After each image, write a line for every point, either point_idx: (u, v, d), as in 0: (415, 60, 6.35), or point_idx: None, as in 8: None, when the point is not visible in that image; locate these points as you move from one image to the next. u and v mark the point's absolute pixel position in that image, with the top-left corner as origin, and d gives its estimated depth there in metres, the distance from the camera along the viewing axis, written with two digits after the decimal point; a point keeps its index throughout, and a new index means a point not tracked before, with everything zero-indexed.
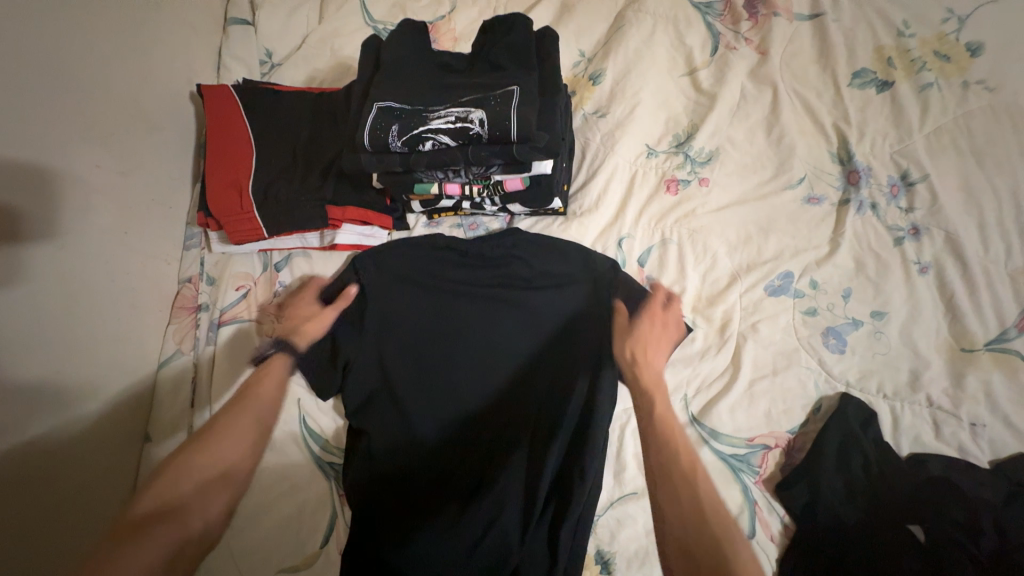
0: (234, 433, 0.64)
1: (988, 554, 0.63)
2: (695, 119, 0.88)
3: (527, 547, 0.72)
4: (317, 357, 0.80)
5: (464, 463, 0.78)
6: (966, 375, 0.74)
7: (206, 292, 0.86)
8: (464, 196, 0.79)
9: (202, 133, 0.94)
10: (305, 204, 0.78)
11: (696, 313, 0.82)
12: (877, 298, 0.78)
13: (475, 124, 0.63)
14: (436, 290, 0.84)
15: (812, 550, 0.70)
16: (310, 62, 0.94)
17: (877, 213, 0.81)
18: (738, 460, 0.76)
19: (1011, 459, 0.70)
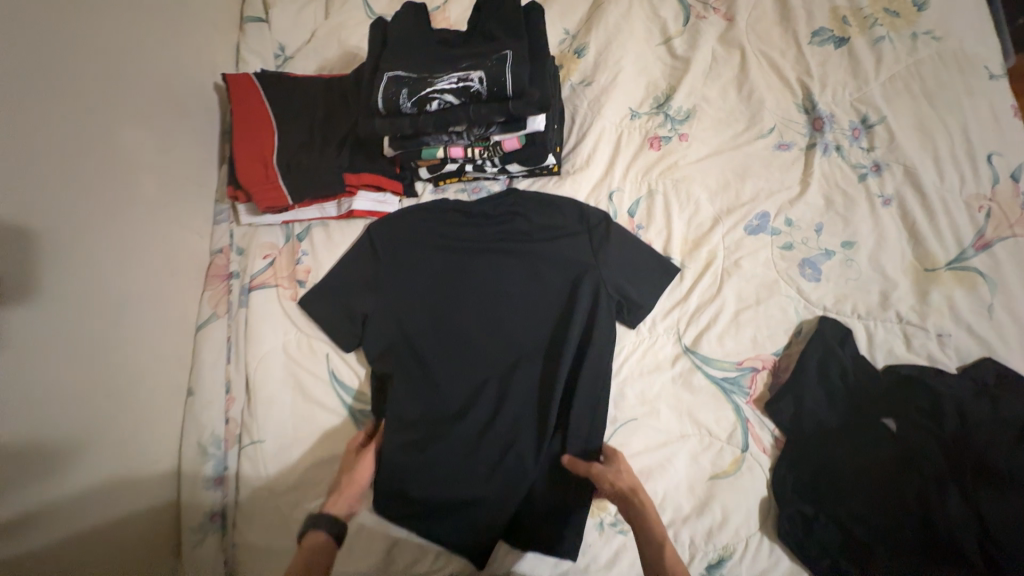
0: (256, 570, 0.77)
1: (950, 432, 0.69)
2: (672, 82, 0.97)
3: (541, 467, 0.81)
4: (341, 313, 0.90)
5: (479, 400, 0.85)
6: (930, 292, 0.82)
7: (236, 261, 0.95)
8: (466, 159, 0.87)
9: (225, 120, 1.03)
10: (325, 173, 0.86)
11: (683, 255, 0.90)
12: (847, 229, 0.86)
13: (475, 83, 0.72)
14: (445, 248, 0.92)
15: (800, 454, 0.77)
16: (319, 53, 1.04)
17: (842, 154, 0.89)
18: (729, 382, 0.84)
19: (975, 363, 0.78)
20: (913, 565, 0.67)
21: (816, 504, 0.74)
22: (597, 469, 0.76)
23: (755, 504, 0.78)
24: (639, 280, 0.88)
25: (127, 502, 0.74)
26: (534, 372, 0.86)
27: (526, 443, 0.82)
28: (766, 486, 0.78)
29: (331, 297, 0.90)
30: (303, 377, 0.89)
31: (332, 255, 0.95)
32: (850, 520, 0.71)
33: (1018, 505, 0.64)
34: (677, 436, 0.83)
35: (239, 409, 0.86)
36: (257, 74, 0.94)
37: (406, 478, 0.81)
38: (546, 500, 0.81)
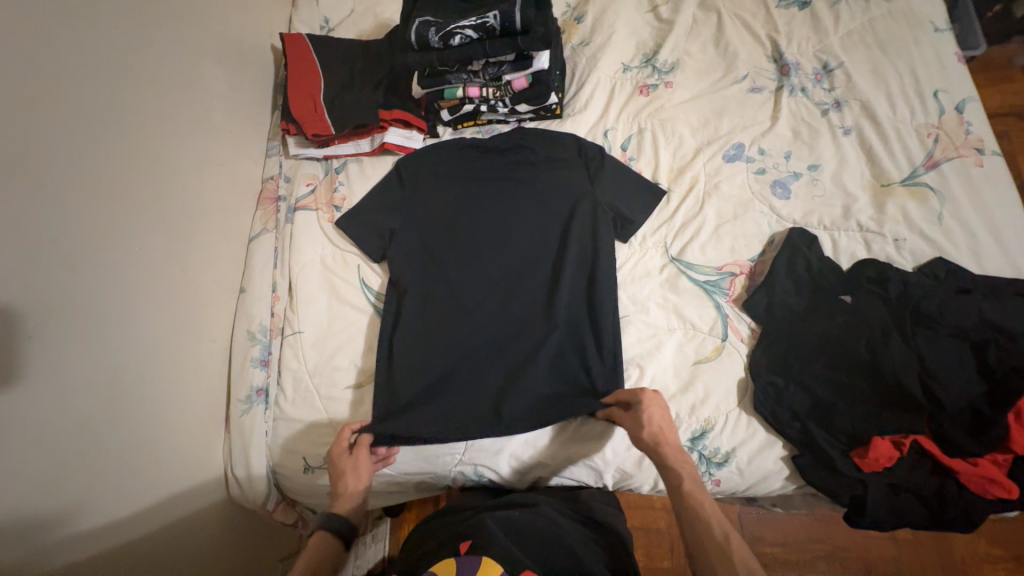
0: (288, 466, 0.92)
1: (897, 295, 0.80)
2: (659, 41, 1.13)
3: (545, 353, 0.92)
4: (369, 229, 1.03)
5: (490, 300, 0.97)
6: (886, 203, 0.93)
7: (284, 188, 1.11)
8: (482, 98, 1.03)
9: (278, 78, 1.21)
10: (363, 108, 1.03)
11: (669, 180, 1.03)
12: (812, 154, 0.99)
13: (491, 19, 0.88)
14: (462, 177, 1.06)
15: (771, 338, 0.87)
16: (359, 24, 1.22)
17: (806, 94, 1.03)
18: (711, 285, 0.95)
19: (928, 261, 0.88)
20: (870, 416, 0.78)
21: (787, 375, 0.84)
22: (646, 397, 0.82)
23: (734, 383, 0.87)
24: (630, 199, 1.00)
25: (188, 363, 0.88)
26: (538, 277, 0.98)
27: (532, 333, 0.94)
28: (744, 368, 0.88)
29: (363, 216, 1.04)
30: (338, 282, 1.02)
31: (365, 185, 1.10)
32: (815, 386, 0.81)
33: (947, 347, 0.75)
34: (665, 329, 0.94)
35: (283, 306, 1.01)
36: (308, 34, 1.12)
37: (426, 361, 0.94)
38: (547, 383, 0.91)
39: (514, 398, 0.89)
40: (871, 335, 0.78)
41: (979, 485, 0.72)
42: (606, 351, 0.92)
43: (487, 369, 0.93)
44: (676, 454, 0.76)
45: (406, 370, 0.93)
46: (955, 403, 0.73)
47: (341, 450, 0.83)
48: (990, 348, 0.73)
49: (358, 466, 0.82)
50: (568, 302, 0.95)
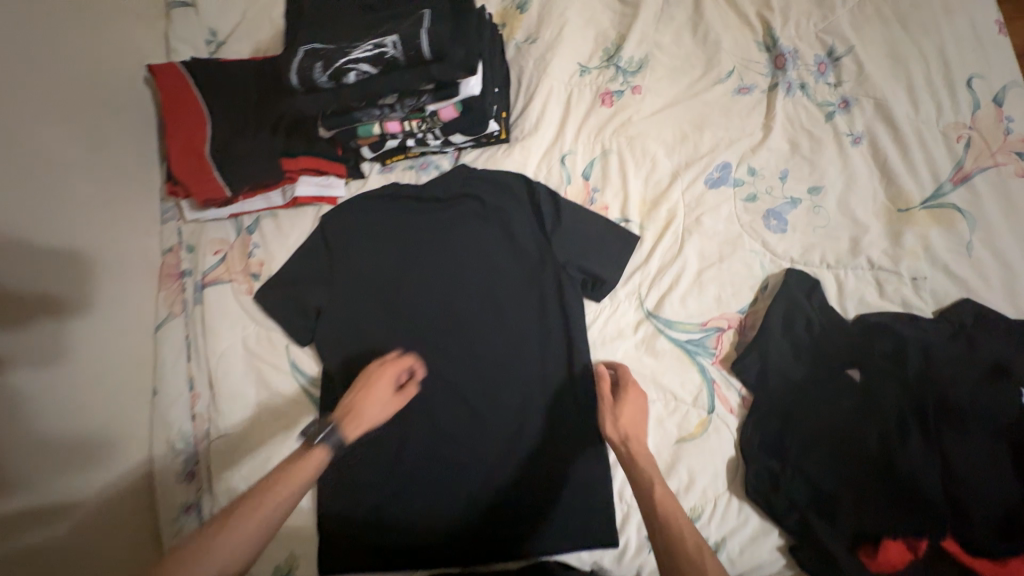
0: None
1: (915, 376, 0.66)
2: (622, 30, 0.91)
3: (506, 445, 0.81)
4: (292, 307, 0.88)
5: (437, 384, 0.84)
6: (904, 234, 0.76)
7: (187, 259, 0.93)
8: (406, 132, 0.84)
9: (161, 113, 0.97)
10: (257, 160, 0.83)
11: (641, 216, 0.86)
12: (813, 174, 0.81)
13: (390, 48, 0.67)
14: (395, 235, 0.89)
15: (764, 413, 0.74)
16: (253, 36, 0.99)
17: (807, 93, 0.83)
18: (694, 345, 0.81)
19: (953, 305, 0.73)
20: (883, 515, 0.65)
21: (783, 459, 0.71)
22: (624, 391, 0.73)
23: (723, 465, 0.75)
24: (596, 247, 0.83)
25: (96, 505, 0.75)
26: (496, 357, 0.84)
27: (492, 420, 0.82)
28: (734, 446, 0.76)
29: (286, 289, 0.89)
30: (266, 369, 0.88)
31: (284, 246, 0.93)
32: (818, 474, 0.69)
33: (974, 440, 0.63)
34: None
35: (204, 403, 0.87)
36: (184, 62, 0.89)
37: (372, 461, 0.83)
38: (513, 478, 0.80)
39: (477, 497, 0.80)
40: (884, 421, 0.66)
41: None
42: (578, 437, 0.81)
43: (442, 465, 0.82)
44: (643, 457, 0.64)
45: (352, 473, 0.82)
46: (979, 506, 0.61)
47: (387, 381, 0.69)
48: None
49: (389, 406, 0.68)
50: (530, 381, 0.83)
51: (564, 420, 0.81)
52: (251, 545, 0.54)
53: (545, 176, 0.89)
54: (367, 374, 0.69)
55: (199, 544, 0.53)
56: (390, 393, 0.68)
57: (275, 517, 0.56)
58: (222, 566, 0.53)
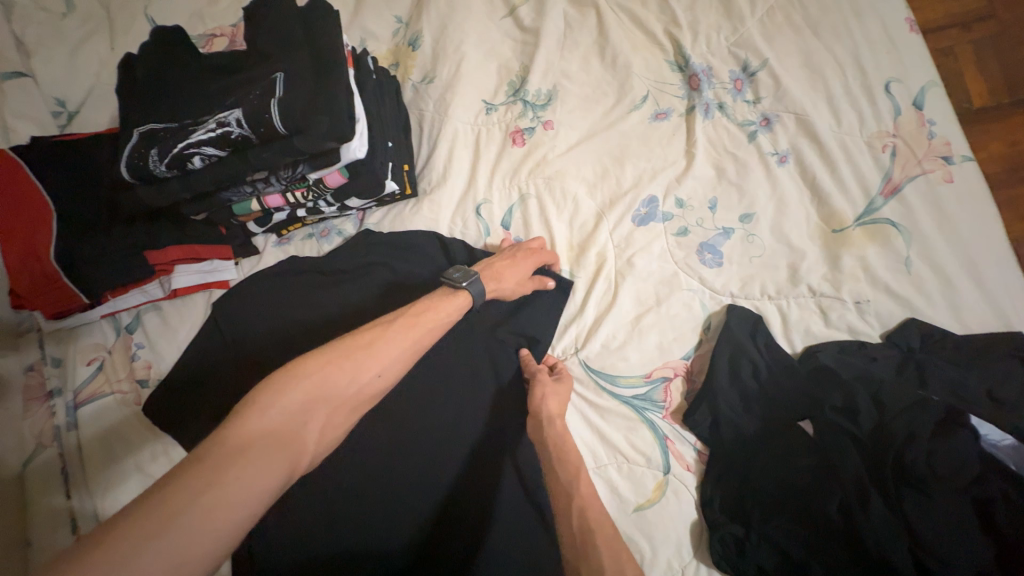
0: None
1: (869, 432, 0.61)
2: (526, 60, 0.83)
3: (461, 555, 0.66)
4: (186, 418, 0.74)
5: (369, 497, 0.68)
6: (841, 256, 0.72)
7: (55, 375, 0.79)
8: (292, 204, 0.73)
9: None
10: (115, 257, 0.71)
11: (570, 263, 0.78)
12: (743, 200, 0.75)
13: (235, 126, 0.57)
14: (301, 318, 0.76)
15: (723, 471, 0.68)
16: (110, 102, 0.86)
17: (726, 113, 0.77)
18: (641, 400, 0.74)
19: (899, 327, 0.69)
20: None
21: (746, 522, 0.65)
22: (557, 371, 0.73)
23: (686, 530, 0.69)
24: (524, 305, 0.77)
25: None
26: (429, 449, 0.71)
27: (437, 527, 0.68)
28: (696, 508, 0.70)
29: (175, 397, 0.75)
30: None
31: (173, 342, 0.80)
32: (781, 538, 0.62)
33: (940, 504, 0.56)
34: (594, 468, 0.73)
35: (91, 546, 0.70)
36: (17, 148, 0.75)
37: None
38: None
39: None
40: (844, 492, 0.59)
41: None
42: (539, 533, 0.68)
43: None
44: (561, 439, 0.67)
45: None
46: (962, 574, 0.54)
47: (529, 262, 0.73)
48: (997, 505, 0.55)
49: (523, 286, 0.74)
50: (472, 472, 0.71)
51: (524, 518, 0.68)
52: (398, 363, 0.56)
53: (462, 231, 0.80)
54: (519, 249, 0.75)
55: (359, 348, 0.54)
56: (530, 270, 0.74)
57: (429, 339, 0.59)
58: (377, 376, 0.54)
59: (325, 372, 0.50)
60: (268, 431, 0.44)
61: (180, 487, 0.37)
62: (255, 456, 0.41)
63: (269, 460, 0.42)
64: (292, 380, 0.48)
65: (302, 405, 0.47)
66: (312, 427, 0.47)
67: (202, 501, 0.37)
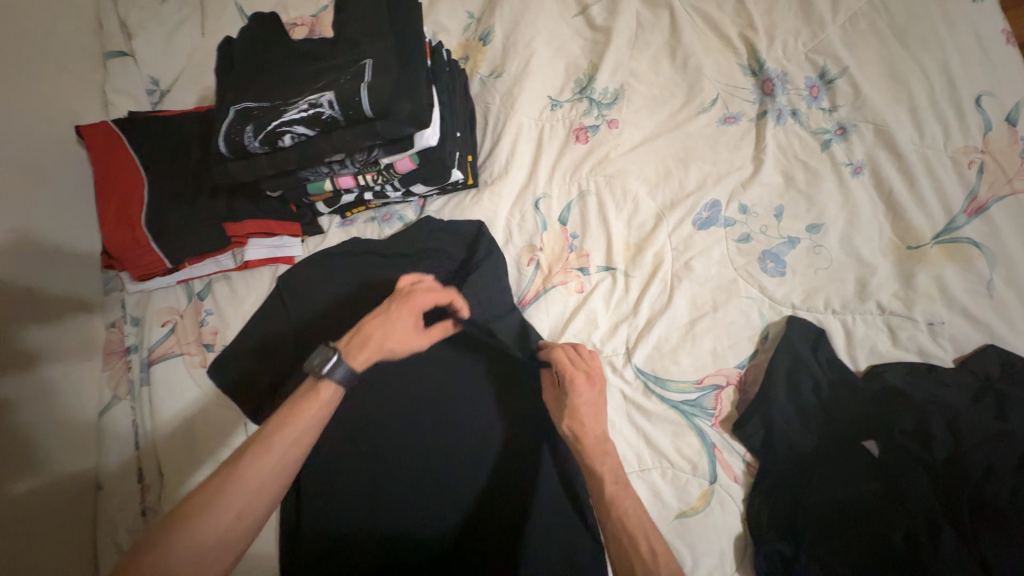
0: None
1: (943, 459, 0.58)
2: (594, 59, 0.83)
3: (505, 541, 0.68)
4: (247, 384, 0.78)
5: (418, 474, 0.72)
6: (916, 274, 0.69)
7: (132, 333, 0.85)
8: (362, 186, 0.76)
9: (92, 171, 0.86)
10: (197, 226, 0.76)
11: (624, 262, 0.78)
12: (811, 210, 0.73)
13: (326, 107, 0.60)
14: (362, 297, 0.79)
15: (774, 485, 0.66)
16: (198, 82, 0.92)
17: (799, 120, 0.75)
18: (691, 406, 0.73)
19: (976, 353, 0.65)
20: None
21: (795, 542, 0.63)
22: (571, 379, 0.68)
23: (730, 543, 0.67)
24: (575, 300, 0.78)
25: None
26: (477, 435, 0.73)
27: (480, 510, 0.70)
28: (742, 521, 0.68)
29: (238, 363, 0.79)
30: (219, 454, 0.76)
31: (238, 311, 0.84)
32: (835, 563, 0.60)
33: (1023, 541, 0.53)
34: (637, 470, 0.72)
35: (156, 496, 0.76)
36: (119, 120, 0.81)
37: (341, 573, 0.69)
38: None
39: None
40: (910, 522, 0.57)
41: None
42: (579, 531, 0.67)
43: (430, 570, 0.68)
44: (597, 450, 0.65)
45: None
46: None
47: (406, 314, 0.65)
48: None
49: (413, 343, 0.66)
50: (516, 462, 0.71)
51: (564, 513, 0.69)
52: (261, 494, 0.52)
53: (519, 224, 0.81)
54: (394, 302, 0.67)
55: (215, 490, 0.51)
56: (413, 324, 0.66)
57: (305, 442, 0.55)
58: (240, 512, 0.50)
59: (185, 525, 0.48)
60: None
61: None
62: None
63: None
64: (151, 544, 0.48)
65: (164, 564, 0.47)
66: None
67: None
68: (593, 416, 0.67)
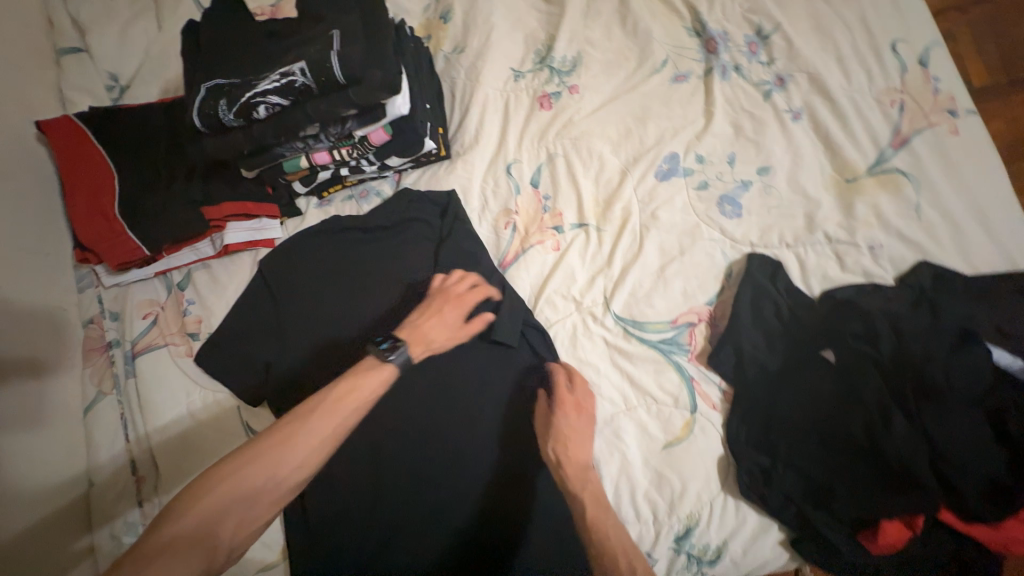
0: None
1: (889, 353, 0.65)
2: (551, 30, 0.88)
3: (505, 483, 0.73)
4: (236, 365, 0.78)
5: (415, 434, 0.74)
6: (855, 204, 0.76)
7: (113, 328, 0.84)
8: (337, 162, 0.78)
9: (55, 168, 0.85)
10: (175, 212, 0.77)
11: (596, 218, 0.83)
12: (760, 154, 0.80)
13: (298, 76, 0.63)
14: (344, 274, 0.81)
15: (749, 406, 0.72)
16: (159, 75, 0.92)
17: (742, 74, 0.82)
18: (668, 344, 0.77)
19: (912, 269, 0.73)
20: (887, 503, 0.62)
21: (772, 454, 0.69)
22: (555, 401, 0.73)
23: (714, 464, 0.72)
24: (554, 258, 0.82)
25: None
26: (472, 391, 0.75)
27: (476, 461, 0.73)
28: (723, 444, 0.73)
29: (226, 346, 0.79)
30: (216, 439, 0.77)
31: (221, 298, 0.84)
32: (808, 466, 0.66)
33: (958, 417, 0.61)
34: (624, 411, 0.76)
35: (151, 486, 0.76)
36: (82, 113, 0.80)
37: (353, 534, 0.71)
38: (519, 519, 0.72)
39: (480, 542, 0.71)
40: (867, 414, 0.64)
41: (999, 546, 0.61)
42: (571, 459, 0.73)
43: (433, 519, 0.71)
44: (580, 476, 0.70)
45: (326, 551, 0.71)
46: (970, 480, 0.60)
47: (456, 310, 0.74)
48: (1009, 414, 0.61)
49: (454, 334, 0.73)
50: (508, 411, 0.75)
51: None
52: (319, 452, 0.56)
53: (493, 190, 0.85)
54: (440, 297, 0.75)
55: (275, 446, 0.55)
56: (456, 320, 0.74)
57: (351, 421, 0.59)
58: (297, 467, 0.55)
59: (238, 474, 0.53)
60: (179, 538, 0.49)
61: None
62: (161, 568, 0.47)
63: (180, 566, 0.47)
64: (204, 485, 0.52)
65: (216, 509, 0.51)
66: (225, 531, 0.51)
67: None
68: (576, 438, 0.71)
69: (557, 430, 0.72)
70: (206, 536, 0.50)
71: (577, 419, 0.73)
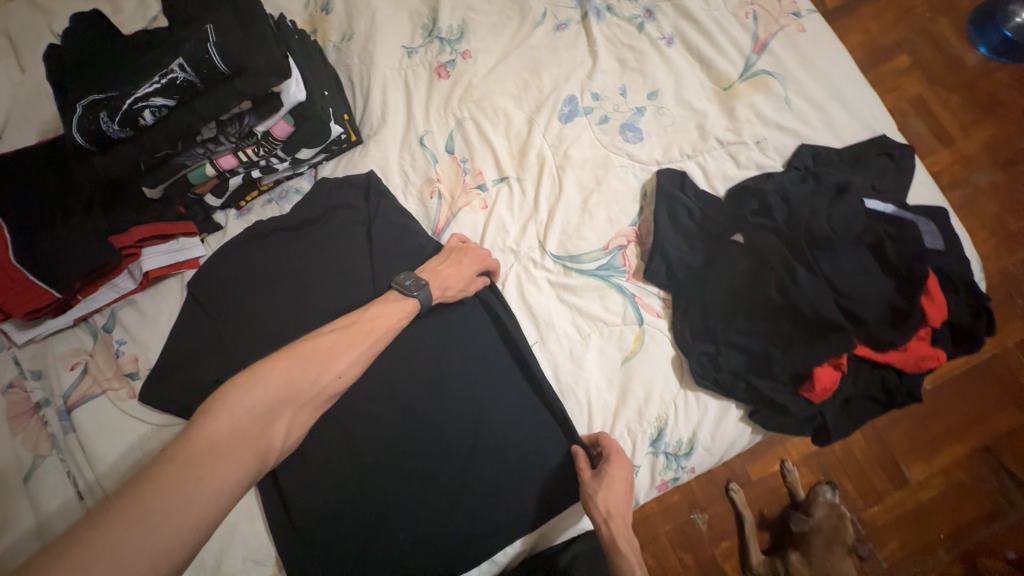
0: None
1: (785, 220, 0.73)
2: (433, 3, 0.91)
3: (485, 435, 0.73)
4: (183, 390, 0.75)
5: (386, 410, 0.74)
6: (736, 107, 0.84)
7: (37, 387, 0.77)
8: (245, 164, 0.77)
9: None
10: (78, 246, 0.71)
11: (516, 170, 0.86)
12: (646, 81, 0.86)
13: (179, 73, 0.62)
14: (281, 276, 0.80)
15: (686, 304, 0.78)
16: (33, 119, 0.86)
17: (615, 13, 0.89)
18: (605, 269, 0.82)
19: (794, 153, 0.82)
20: (817, 352, 0.69)
21: (714, 340, 0.75)
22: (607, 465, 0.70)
23: (669, 365, 0.78)
24: (484, 215, 0.85)
25: None
26: (433, 358, 0.76)
27: (451, 420, 0.74)
28: (672, 345, 0.78)
29: (168, 374, 0.76)
30: None
31: (153, 329, 0.81)
32: (745, 341, 0.73)
33: (848, 258, 0.70)
34: (579, 341, 0.80)
35: None
36: None
37: (343, 527, 0.70)
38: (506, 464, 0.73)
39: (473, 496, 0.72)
40: (776, 275, 0.71)
41: (913, 365, 0.71)
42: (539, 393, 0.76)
43: (423, 487, 0.72)
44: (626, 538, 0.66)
45: (319, 546, 0.69)
46: (871, 313, 0.69)
47: (468, 261, 0.76)
48: (886, 244, 0.71)
49: (465, 279, 0.75)
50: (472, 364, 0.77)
51: (527, 395, 0.76)
52: (356, 364, 0.61)
53: (411, 163, 0.86)
54: (455, 252, 0.77)
55: (317, 357, 0.57)
56: (471, 268, 0.76)
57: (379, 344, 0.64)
58: (339, 376, 0.59)
59: (285, 377, 0.53)
60: (227, 436, 0.47)
61: (151, 484, 0.42)
62: (213, 462, 0.45)
63: (235, 460, 0.47)
64: (252, 383, 0.51)
65: (267, 406, 0.51)
66: (276, 430, 0.52)
67: (173, 496, 0.42)
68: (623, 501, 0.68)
69: (606, 486, 0.68)
70: (260, 433, 0.50)
71: (624, 483, 0.70)
